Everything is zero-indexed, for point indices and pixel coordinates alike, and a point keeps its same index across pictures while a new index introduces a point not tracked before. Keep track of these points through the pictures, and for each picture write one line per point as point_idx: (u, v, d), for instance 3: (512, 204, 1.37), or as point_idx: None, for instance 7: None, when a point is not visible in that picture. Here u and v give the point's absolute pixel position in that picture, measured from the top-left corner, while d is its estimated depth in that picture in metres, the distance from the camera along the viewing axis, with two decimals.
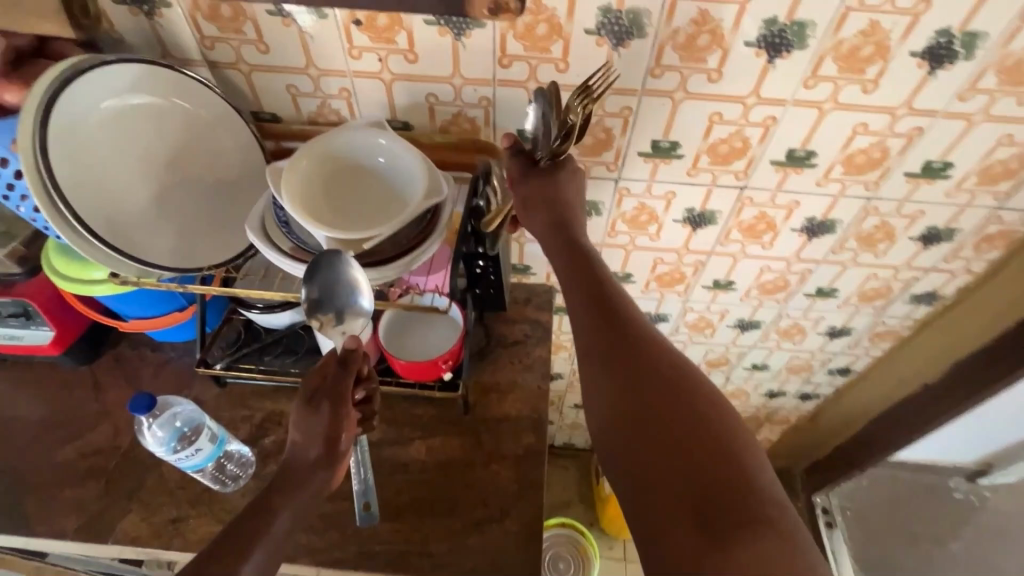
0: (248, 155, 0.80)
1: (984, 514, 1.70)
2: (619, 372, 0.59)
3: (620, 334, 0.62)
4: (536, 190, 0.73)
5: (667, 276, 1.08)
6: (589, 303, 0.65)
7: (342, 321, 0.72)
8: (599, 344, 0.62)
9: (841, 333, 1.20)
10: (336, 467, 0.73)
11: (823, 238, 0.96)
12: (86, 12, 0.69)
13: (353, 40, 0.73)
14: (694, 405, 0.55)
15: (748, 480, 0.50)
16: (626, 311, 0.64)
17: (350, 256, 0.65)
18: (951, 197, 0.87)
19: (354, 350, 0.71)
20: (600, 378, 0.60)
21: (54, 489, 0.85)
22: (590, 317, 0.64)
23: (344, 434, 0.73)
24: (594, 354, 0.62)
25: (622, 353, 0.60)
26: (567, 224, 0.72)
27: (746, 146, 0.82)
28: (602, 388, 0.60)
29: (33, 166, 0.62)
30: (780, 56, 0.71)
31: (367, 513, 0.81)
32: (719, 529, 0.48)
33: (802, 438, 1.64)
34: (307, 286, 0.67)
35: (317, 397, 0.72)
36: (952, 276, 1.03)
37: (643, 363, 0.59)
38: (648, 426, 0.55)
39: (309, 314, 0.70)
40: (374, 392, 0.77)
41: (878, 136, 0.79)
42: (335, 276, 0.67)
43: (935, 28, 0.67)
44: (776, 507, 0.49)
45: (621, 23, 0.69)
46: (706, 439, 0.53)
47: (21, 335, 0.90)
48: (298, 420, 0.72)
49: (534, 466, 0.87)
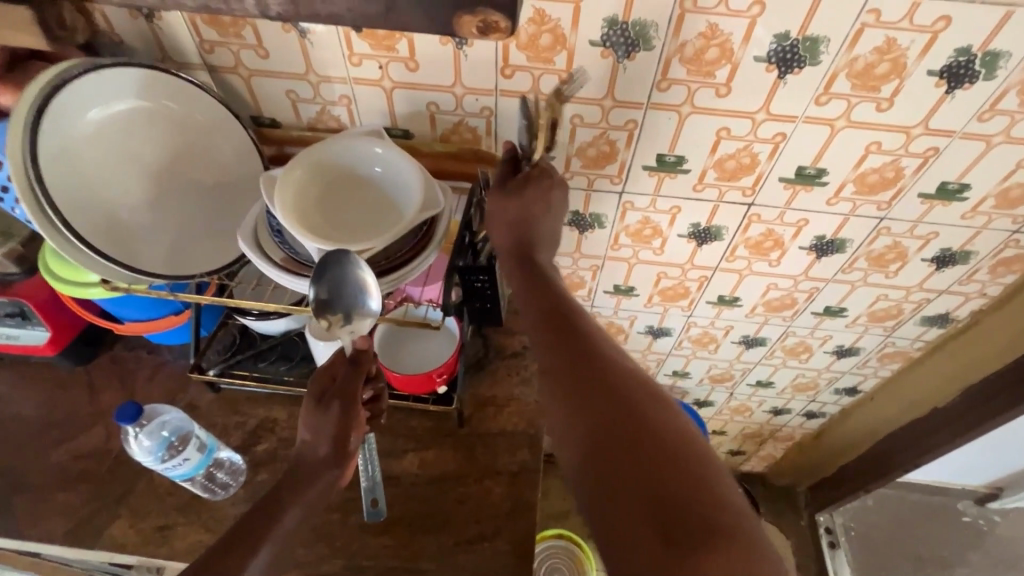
0: (246, 160, 0.79)
1: (992, 539, 1.65)
2: (578, 384, 0.57)
3: (579, 348, 0.61)
4: (511, 197, 0.72)
5: (671, 291, 1.06)
6: (549, 321, 0.64)
7: (349, 321, 0.68)
8: (559, 358, 0.61)
9: (849, 353, 1.17)
10: (346, 465, 0.72)
11: (832, 257, 0.93)
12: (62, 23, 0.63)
13: (353, 47, 0.71)
14: (654, 414, 0.53)
15: (710, 486, 0.48)
16: (587, 327, 0.63)
17: (360, 258, 0.63)
18: (967, 220, 0.84)
19: (366, 348, 0.70)
20: (559, 391, 0.58)
21: (45, 491, 0.85)
22: (550, 334, 0.63)
23: (354, 433, 0.72)
24: (553, 369, 0.60)
25: (582, 365, 0.59)
26: (534, 243, 0.72)
27: (755, 162, 0.79)
28: (561, 400, 0.57)
29: (22, 171, 0.62)
30: (791, 72, 0.68)
31: (375, 510, 0.81)
32: (683, 537, 0.45)
33: (807, 456, 1.60)
34: (317, 286, 0.64)
35: (326, 397, 0.71)
36: (966, 298, 1.00)
37: (602, 371, 0.58)
38: (606, 433, 0.52)
39: (315, 313, 0.67)
40: (381, 391, 0.78)
41: (892, 156, 0.76)
42: (346, 276, 0.64)
43: (954, 46, 0.64)
44: (738, 511, 0.47)
45: (628, 36, 0.67)
46: (667, 445, 0.50)
47: (17, 334, 0.90)
48: (308, 419, 0.71)
49: (527, 483, 0.85)
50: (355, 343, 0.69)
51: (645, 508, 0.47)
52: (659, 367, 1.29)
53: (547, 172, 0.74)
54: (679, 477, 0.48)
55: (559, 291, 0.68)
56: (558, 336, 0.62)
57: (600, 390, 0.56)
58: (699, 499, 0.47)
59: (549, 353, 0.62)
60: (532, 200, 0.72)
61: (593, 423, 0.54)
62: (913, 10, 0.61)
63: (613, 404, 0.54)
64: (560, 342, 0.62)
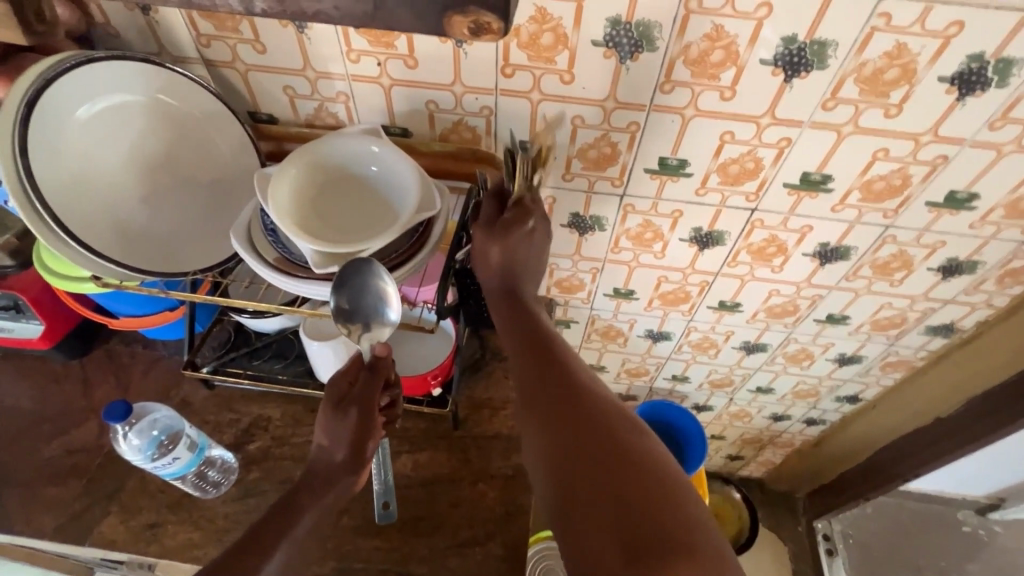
0: (242, 156, 0.78)
1: (992, 550, 1.63)
2: (554, 409, 0.58)
3: (557, 375, 0.62)
4: (495, 240, 0.71)
5: (672, 295, 1.04)
6: (530, 352, 0.66)
7: (368, 329, 0.69)
8: (537, 386, 0.61)
9: (851, 361, 1.15)
10: (360, 473, 0.70)
11: (836, 265, 0.92)
12: (40, 16, 0.57)
13: (351, 43, 0.70)
14: (625, 437, 0.53)
15: (676, 506, 0.47)
16: (566, 356, 0.64)
17: (380, 266, 0.63)
18: (975, 229, 0.83)
19: (384, 355, 0.69)
20: (535, 417, 0.58)
21: (37, 486, 0.85)
22: (529, 364, 0.64)
23: (370, 440, 0.70)
24: (531, 397, 0.61)
25: (558, 392, 0.60)
26: (518, 279, 0.73)
27: (759, 167, 0.78)
28: (536, 426, 0.58)
29: (11, 165, 0.61)
30: (798, 75, 0.67)
31: (386, 512, 0.80)
32: (646, 556, 0.44)
33: (806, 463, 1.59)
34: (336, 295, 0.64)
35: (344, 402, 0.69)
36: (972, 309, 0.98)
37: (578, 398, 0.58)
38: (576, 455, 0.52)
39: (336, 322, 0.67)
40: (399, 398, 0.75)
41: (899, 163, 0.75)
42: (365, 284, 0.64)
43: (966, 53, 0.63)
44: (702, 533, 0.46)
45: (631, 36, 0.66)
46: (635, 467, 0.50)
47: (11, 328, 0.89)
48: (324, 423, 0.70)
49: (521, 488, 0.85)
50: (374, 349, 0.68)
51: (611, 527, 0.46)
52: (658, 370, 1.28)
53: (531, 210, 0.73)
54: (645, 497, 0.48)
55: (541, 324, 0.69)
56: (538, 365, 0.64)
57: (573, 414, 0.56)
58: (664, 519, 0.46)
59: (528, 382, 0.63)
60: (515, 239, 0.71)
61: (565, 445, 0.54)
62: (925, 15, 0.60)
63: (585, 428, 0.54)
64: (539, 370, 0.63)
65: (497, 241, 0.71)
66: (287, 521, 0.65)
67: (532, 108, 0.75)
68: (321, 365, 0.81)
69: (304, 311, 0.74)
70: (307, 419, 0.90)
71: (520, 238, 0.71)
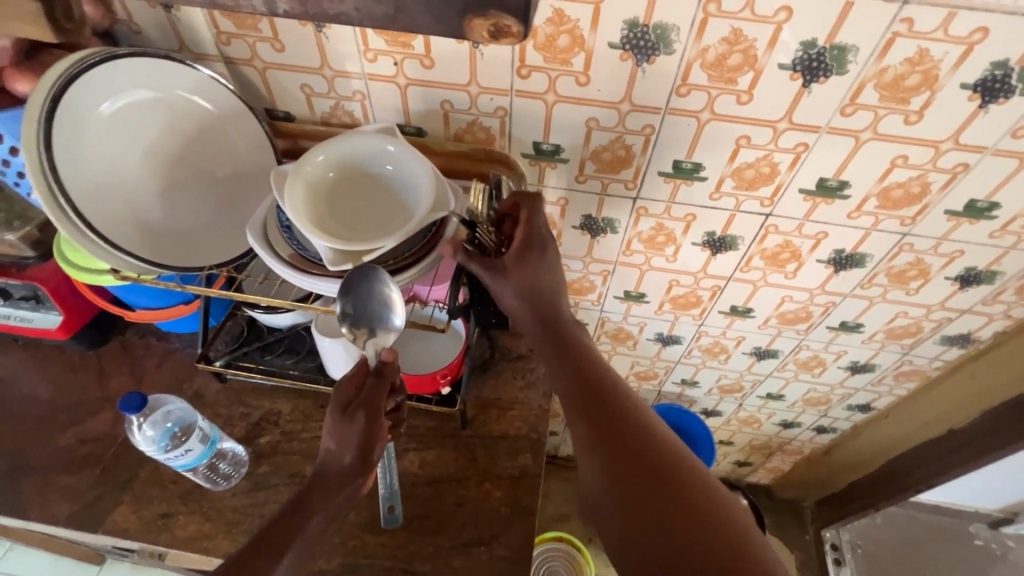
0: (260, 152, 0.79)
1: (1005, 566, 1.60)
2: (607, 442, 0.58)
3: (605, 403, 0.62)
4: (507, 277, 0.70)
5: (682, 299, 1.04)
6: (575, 382, 0.65)
7: (374, 335, 0.71)
8: (586, 415, 0.61)
9: (864, 369, 1.14)
10: (368, 475, 0.71)
11: (851, 271, 0.91)
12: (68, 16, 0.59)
13: (368, 44, 0.70)
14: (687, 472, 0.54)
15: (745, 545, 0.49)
16: (609, 383, 0.65)
17: (384, 274, 0.65)
18: (995, 239, 0.81)
19: (391, 360, 0.70)
20: (589, 449, 0.59)
21: (52, 474, 0.86)
22: (576, 392, 0.64)
23: (378, 443, 0.70)
24: (584, 429, 0.61)
25: (608, 421, 0.60)
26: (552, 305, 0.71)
27: (774, 171, 0.77)
28: (592, 459, 0.58)
29: (36, 160, 0.62)
30: (816, 81, 0.66)
31: (391, 515, 0.81)
32: None
33: (815, 471, 1.57)
34: (342, 301, 0.66)
35: (350, 407, 0.69)
36: (990, 320, 0.96)
37: (632, 431, 0.58)
38: (643, 494, 0.53)
39: (343, 327, 0.70)
40: (404, 402, 0.75)
41: (918, 170, 0.74)
42: (370, 292, 0.66)
43: (991, 59, 0.61)
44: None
45: (647, 39, 0.65)
46: (703, 506, 0.51)
47: (31, 318, 0.91)
48: (331, 428, 0.69)
49: (527, 489, 0.85)
50: (380, 355, 0.69)
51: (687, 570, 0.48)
52: (668, 374, 1.27)
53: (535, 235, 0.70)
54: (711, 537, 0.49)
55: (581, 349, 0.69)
56: (586, 395, 0.63)
57: (629, 449, 0.57)
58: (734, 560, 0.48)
59: (576, 414, 0.63)
60: (533, 267, 0.70)
61: (628, 483, 0.54)
62: (948, 21, 0.59)
63: (641, 464, 0.55)
64: (586, 402, 0.63)
65: (512, 276, 0.70)
66: (296, 518, 0.66)
67: (546, 110, 0.75)
68: (332, 361, 0.82)
69: (317, 307, 0.74)
70: (316, 415, 0.90)
71: (539, 265, 0.70)
